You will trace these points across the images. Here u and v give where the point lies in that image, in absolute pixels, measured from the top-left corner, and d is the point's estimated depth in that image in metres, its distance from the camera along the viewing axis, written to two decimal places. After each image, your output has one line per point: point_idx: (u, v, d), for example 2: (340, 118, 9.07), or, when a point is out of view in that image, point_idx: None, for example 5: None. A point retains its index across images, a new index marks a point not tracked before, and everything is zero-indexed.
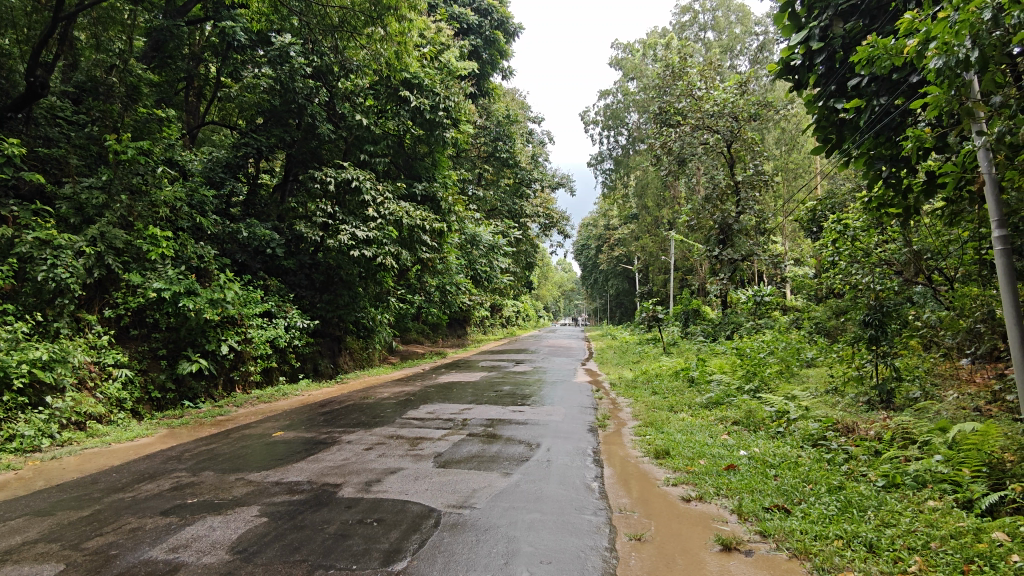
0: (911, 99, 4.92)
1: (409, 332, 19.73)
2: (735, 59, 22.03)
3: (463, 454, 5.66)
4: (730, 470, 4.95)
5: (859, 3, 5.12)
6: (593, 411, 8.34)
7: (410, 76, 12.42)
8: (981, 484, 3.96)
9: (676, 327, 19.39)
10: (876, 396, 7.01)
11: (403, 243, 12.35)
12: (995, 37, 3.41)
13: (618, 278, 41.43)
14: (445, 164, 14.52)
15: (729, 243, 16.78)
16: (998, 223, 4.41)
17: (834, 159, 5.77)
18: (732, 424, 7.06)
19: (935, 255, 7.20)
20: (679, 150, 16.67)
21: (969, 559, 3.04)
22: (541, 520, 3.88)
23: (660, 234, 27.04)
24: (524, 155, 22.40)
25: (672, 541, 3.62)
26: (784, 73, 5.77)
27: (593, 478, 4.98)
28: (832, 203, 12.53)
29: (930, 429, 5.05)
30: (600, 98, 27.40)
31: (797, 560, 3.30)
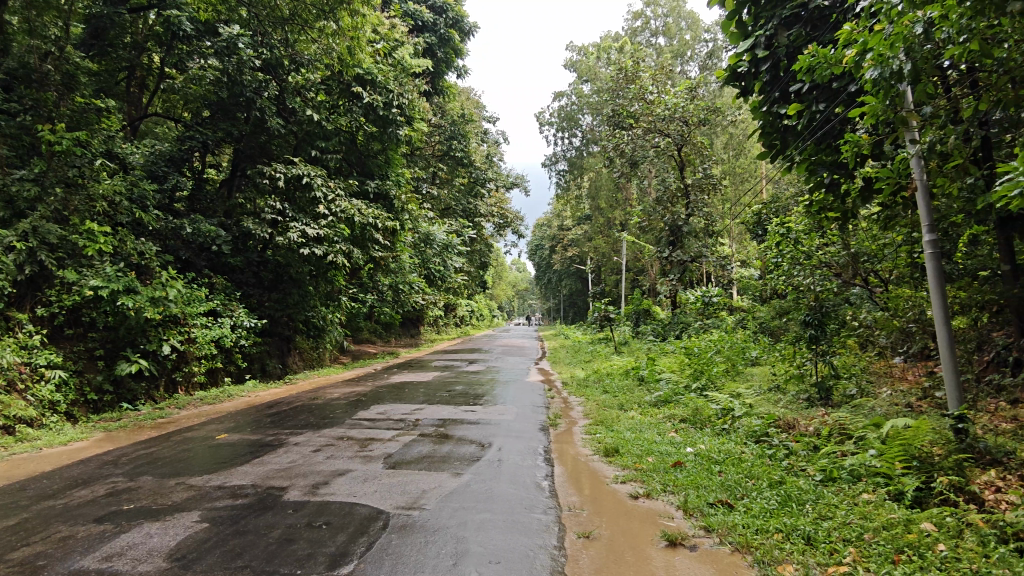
0: (849, 108, 5.19)
1: (360, 332, 19.47)
2: (685, 64, 22.43)
3: (413, 454, 5.63)
4: (677, 467, 5.05)
5: (801, 12, 5.27)
6: (545, 411, 8.35)
7: (363, 73, 12.28)
8: (911, 477, 4.15)
9: (627, 326, 19.68)
10: (816, 393, 7.31)
11: (354, 241, 12.18)
12: (926, 51, 3.56)
13: (571, 278, 41.35)
14: (399, 162, 14.37)
15: (679, 245, 17.11)
16: (929, 228, 4.65)
17: (778, 165, 5.97)
18: (680, 422, 7.19)
19: (870, 258, 7.52)
20: (631, 153, 16.96)
21: (899, 549, 3.19)
22: (490, 520, 3.88)
23: (612, 235, 27.48)
24: (477, 155, 22.32)
25: (620, 538, 3.68)
26: (731, 80, 5.97)
27: (543, 477, 5.01)
28: (775, 207, 12.94)
29: (864, 425, 5.24)
30: (555, 99, 27.57)
31: (739, 552, 3.40)
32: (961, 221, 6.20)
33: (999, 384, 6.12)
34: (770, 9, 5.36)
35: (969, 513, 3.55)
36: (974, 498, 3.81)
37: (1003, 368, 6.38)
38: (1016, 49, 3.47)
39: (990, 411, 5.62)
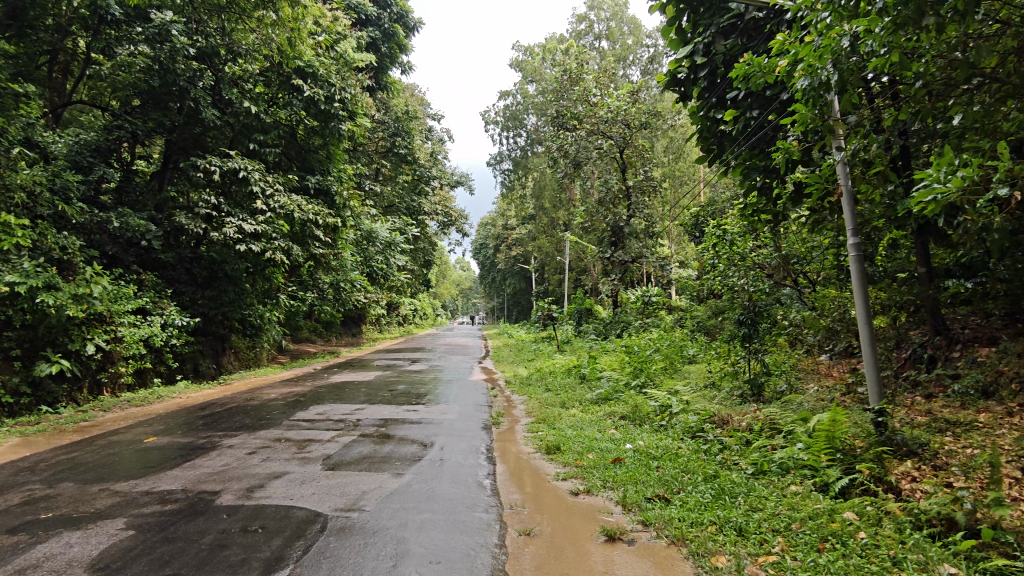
0: (781, 116, 5.43)
1: (300, 331, 19.01)
2: (627, 68, 22.84)
3: (352, 455, 5.54)
4: (616, 463, 5.15)
5: (738, 22, 5.48)
6: (488, 409, 8.36)
7: (304, 65, 12.04)
8: (835, 468, 4.36)
9: (569, 325, 19.87)
10: (749, 390, 7.49)
11: (294, 238, 11.89)
12: (852, 63, 3.70)
13: (515, 277, 41.46)
14: (341, 157, 14.07)
15: (620, 246, 17.44)
16: (853, 232, 4.88)
17: (715, 169, 6.16)
18: (619, 419, 7.33)
19: (800, 261, 8.11)
20: (575, 154, 17.16)
21: (823, 537, 3.35)
22: (431, 520, 3.85)
23: (556, 235, 27.74)
24: (421, 153, 22.11)
25: (560, 534, 3.72)
26: (671, 85, 6.12)
27: (485, 476, 5.01)
28: (712, 210, 13.36)
29: (793, 420, 5.46)
30: (501, 99, 27.62)
31: (675, 545, 3.49)
32: (882, 225, 6.56)
33: (914, 380, 6.50)
34: (708, 16, 5.49)
35: (887, 502, 3.77)
36: (891, 487, 4.05)
37: (918, 364, 6.78)
38: (931, 63, 3.69)
39: (907, 405, 5.96)
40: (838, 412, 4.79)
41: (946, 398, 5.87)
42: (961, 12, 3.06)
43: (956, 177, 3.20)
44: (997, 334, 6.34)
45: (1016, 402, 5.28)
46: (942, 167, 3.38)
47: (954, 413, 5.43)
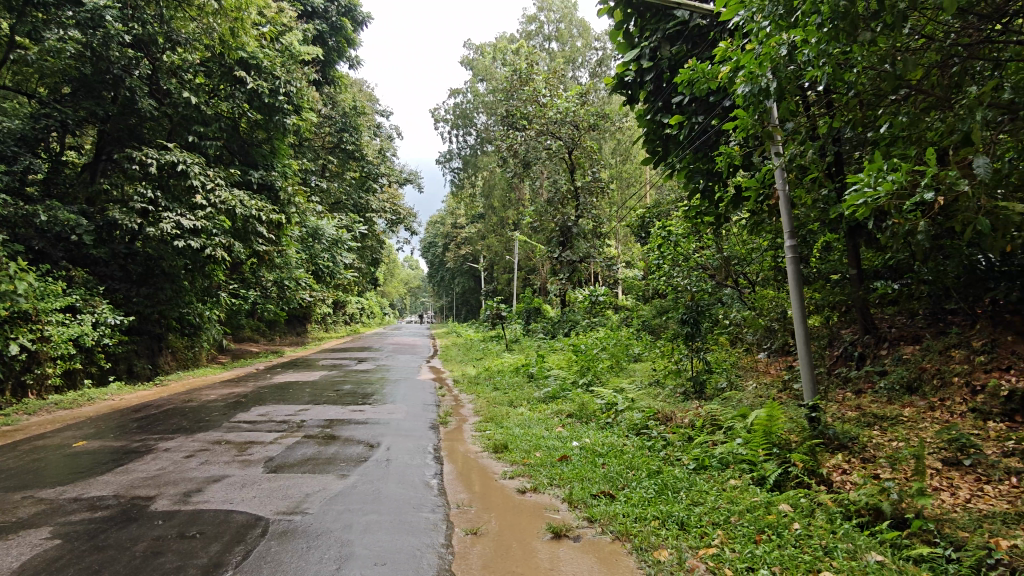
0: (723, 121, 5.59)
1: (242, 330, 18.47)
2: (576, 70, 23.06)
3: (296, 457, 5.42)
4: (563, 461, 5.20)
5: (683, 29, 5.60)
6: (435, 409, 8.31)
7: (247, 56, 11.69)
8: (771, 462, 4.52)
9: (518, 324, 19.93)
10: (691, 387, 7.65)
11: (236, 234, 11.57)
12: (790, 72, 3.84)
13: (465, 276, 41.26)
14: (286, 152, 13.73)
15: (568, 246, 17.63)
16: (790, 234, 5.05)
17: (660, 171, 6.29)
18: (567, 417, 7.40)
19: (740, 262, 8.28)
20: (524, 154, 17.26)
21: (760, 529, 3.47)
22: (377, 522, 3.81)
23: (505, 234, 27.82)
24: (370, 149, 21.79)
25: (507, 533, 3.73)
26: (619, 88, 6.21)
27: (431, 476, 4.99)
28: (658, 211, 13.65)
29: (733, 416, 5.62)
30: (451, 96, 27.49)
31: (619, 541, 3.55)
32: (816, 228, 6.86)
33: (846, 376, 6.81)
34: (655, 21, 5.64)
35: (820, 493, 3.93)
36: (823, 480, 4.23)
37: (849, 361, 7.11)
38: (862, 74, 3.87)
39: (839, 401, 6.24)
40: (775, 407, 4.97)
41: (874, 394, 6.17)
42: (891, 26, 3.21)
43: (885, 182, 3.37)
44: (921, 333, 6.70)
45: (938, 396, 5.60)
46: (872, 172, 3.55)
47: (882, 408, 5.72)
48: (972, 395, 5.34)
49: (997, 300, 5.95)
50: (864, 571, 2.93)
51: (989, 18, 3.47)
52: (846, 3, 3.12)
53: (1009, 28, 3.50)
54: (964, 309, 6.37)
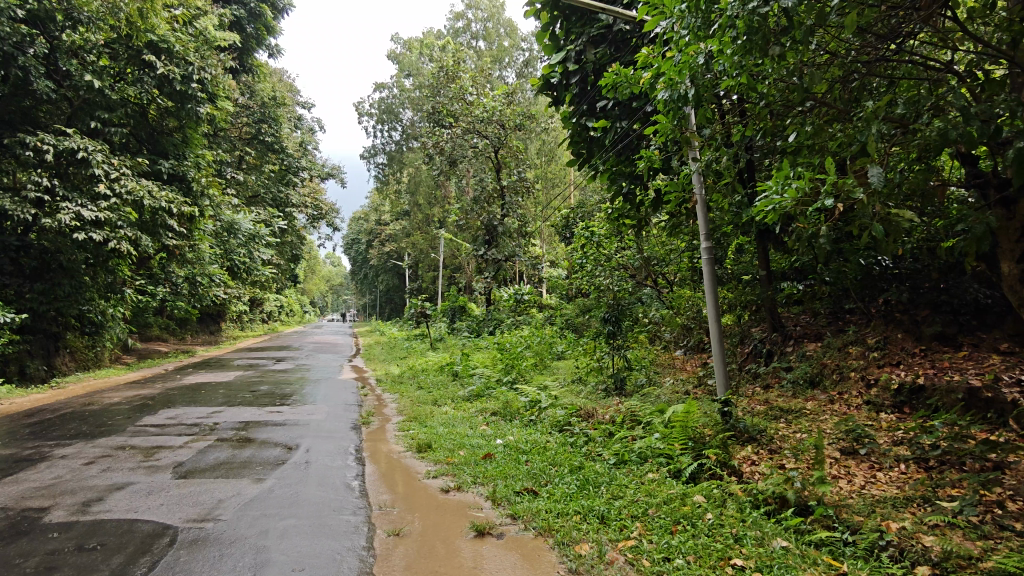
0: (644, 126, 5.77)
1: (149, 328, 17.44)
2: (503, 70, 23.09)
3: (207, 461, 5.17)
4: (487, 459, 5.21)
5: (607, 33, 5.70)
6: (357, 409, 8.15)
7: (157, 39, 11.04)
8: (687, 455, 4.70)
9: (442, 323, 19.78)
10: (612, 384, 7.85)
11: (143, 227, 10.95)
12: (707, 81, 3.98)
13: (388, 273, 40.58)
14: (200, 142, 13.06)
15: (494, 244, 17.65)
16: (706, 236, 5.25)
17: (584, 173, 6.41)
18: (490, 415, 7.43)
19: (659, 262, 8.60)
20: (450, 151, 17.23)
21: (676, 520, 3.60)
22: (295, 526, 3.70)
23: (430, 232, 27.59)
24: (290, 142, 21.05)
25: (432, 533, 3.70)
26: (545, 89, 6.27)
27: (353, 478, 4.88)
28: (581, 212, 13.90)
29: (651, 412, 5.82)
30: (376, 90, 26.94)
31: (542, 536, 3.59)
32: (730, 231, 7.19)
33: (755, 372, 7.18)
34: (580, 25, 5.72)
35: (731, 484, 4.12)
36: (734, 471, 4.45)
37: (758, 357, 7.51)
38: (773, 85, 4.08)
39: (749, 395, 6.56)
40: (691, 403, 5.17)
41: (780, 389, 6.54)
42: (799, 41, 3.39)
43: (791, 189, 3.59)
44: (822, 330, 7.15)
45: (836, 390, 5.99)
46: (780, 179, 3.78)
47: (788, 401, 6.06)
48: (866, 388, 5.75)
49: (889, 300, 6.42)
50: (771, 556, 3.10)
51: (885, 38, 3.73)
52: (760, 19, 3.30)
53: (902, 48, 3.78)
54: (860, 308, 6.84)
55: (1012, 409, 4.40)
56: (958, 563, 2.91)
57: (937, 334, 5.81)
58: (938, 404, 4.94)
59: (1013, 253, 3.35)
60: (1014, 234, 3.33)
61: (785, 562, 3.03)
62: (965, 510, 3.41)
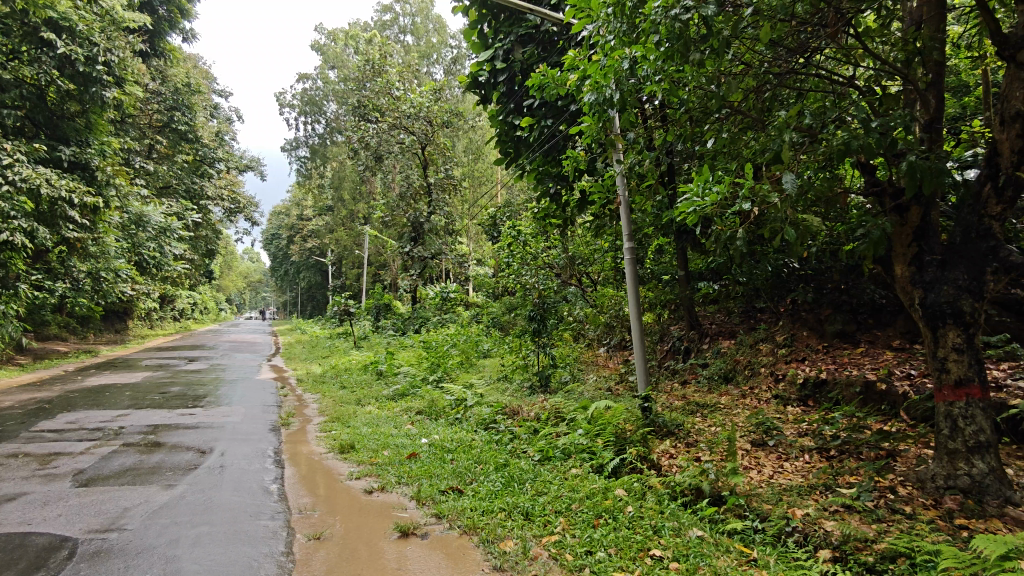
0: (571, 127, 5.83)
1: (46, 327, 16.19)
2: (430, 66, 22.84)
3: (112, 468, 4.87)
4: (412, 459, 5.16)
5: (534, 33, 5.74)
6: (276, 410, 7.88)
7: (57, 17, 10.29)
8: (609, 450, 4.82)
9: (367, 321, 19.37)
10: (537, 381, 7.94)
11: (40, 218, 10.23)
12: (630, 86, 4.08)
13: (310, 270, 39.29)
14: (104, 128, 12.26)
15: (420, 242, 17.35)
16: (629, 236, 5.37)
17: (511, 172, 6.47)
18: (415, 414, 7.36)
19: (584, 262, 8.82)
20: (376, 146, 17.14)
21: (598, 514, 3.68)
22: (209, 533, 3.54)
23: (354, 228, 26.99)
24: (205, 131, 20.07)
25: (354, 535, 3.63)
26: (473, 87, 6.26)
27: (271, 481, 4.72)
28: (509, 211, 13.94)
29: (575, 408, 5.93)
30: (298, 81, 26.08)
31: (466, 535, 3.59)
32: (651, 232, 7.40)
33: (674, 368, 7.48)
34: (508, 25, 5.76)
35: (650, 477, 4.26)
36: (654, 464, 4.61)
37: (676, 355, 7.83)
38: (692, 93, 4.26)
39: (668, 391, 6.82)
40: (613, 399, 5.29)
41: (697, 384, 6.83)
42: (717, 51, 3.53)
43: (710, 193, 3.75)
44: (736, 328, 7.51)
45: (748, 385, 6.32)
46: (699, 182, 3.95)
47: (704, 396, 6.33)
48: (775, 382, 6.09)
49: (796, 300, 6.80)
50: (687, 545, 3.22)
51: (795, 52, 3.94)
52: (681, 25, 3.37)
53: (810, 62, 3.99)
54: (770, 307, 7.21)
55: (903, 401, 4.75)
56: (855, 546, 3.13)
57: (838, 332, 6.22)
58: (839, 397, 5.29)
59: (905, 256, 3.63)
60: (907, 239, 3.62)
61: (700, 551, 3.16)
62: (862, 495, 3.66)
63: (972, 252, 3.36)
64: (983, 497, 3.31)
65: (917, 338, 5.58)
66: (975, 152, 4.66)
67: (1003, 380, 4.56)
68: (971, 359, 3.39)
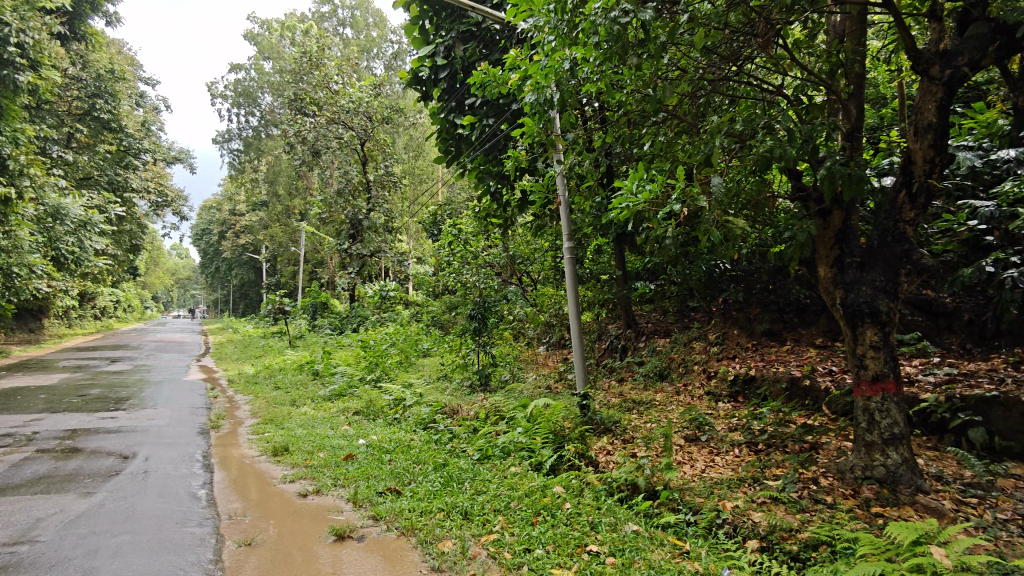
0: (512, 126, 5.83)
1: None
2: (370, 60, 22.42)
3: (23, 476, 4.56)
4: (348, 460, 5.06)
5: (476, 31, 5.73)
6: (206, 412, 7.58)
7: None
8: (548, 448, 4.87)
9: (303, 320, 18.89)
10: (476, 380, 7.95)
11: None
12: (571, 86, 4.10)
13: (243, 267, 37.97)
14: (17, 115, 11.49)
15: (358, 239, 17.00)
16: (569, 235, 5.42)
17: (452, 170, 6.41)
18: (353, 414, 7.24)
19: (524, 261, 8.86)
20: (313, 141, 16.75)
21: (536, 511, 3.71)
22: (130, 543, 3.36)
23: (290, 224, 26.28)
24: (131, 120, 19.10)
25: (288, 540, 3.53)
26: (413, 83, 6.14)
27: (199, 487, 4.53)
28: (449, 209, 13.85)
29: (515, 407, 5.95)
30: (231, 71, 25.16)
31: (405, 536, 3.55)
32: (590, 233, 7.49)
33: (611, 366, 7.63)
34: (449, 21, 5.72)
35: (588, 474, 4.33)
36: (592, 461, 4.69)
37: (614, 353, 7.99)
38: (630, 95, 4.36)
39: (606, 388, 6.95)
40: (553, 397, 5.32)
41: (633, 381, 6.98)
42: (654, 55, 3.60)
43: (645, 193, 3.85)
44: (671, 327, 7.73)
45: (682, 381, 6.51)
46: (635, 182, 4.04)
47: (640, 393, 6.48)
48: (707, 379, 6.29)
49: (727, 300, 7.05)
50: (623, 540, 3.28)
51: (727, 59, 4.06)
52: (619, 28, 3.43)
53: (742, 70, 4.13)
54: (703, 307, 7.45)
55: (825, 396, 4.99)
56: (781, 535, 3.26)
57: (766, 331, 6.48)
58: (766, 392, 5.51)
59: (828, 258, 3.82)
60: (829, 241, 3.81)
61: (635, 545, 3.22)
62: (788, 487, 3.83)
63: (888, 254, 3.56)
64: (897, 486, 3.51)
65: (838, 336, 5.88)
66: (889, 161, 5.11)
67: (914, 375, 4.85)
68: (886, 356, 3.59)
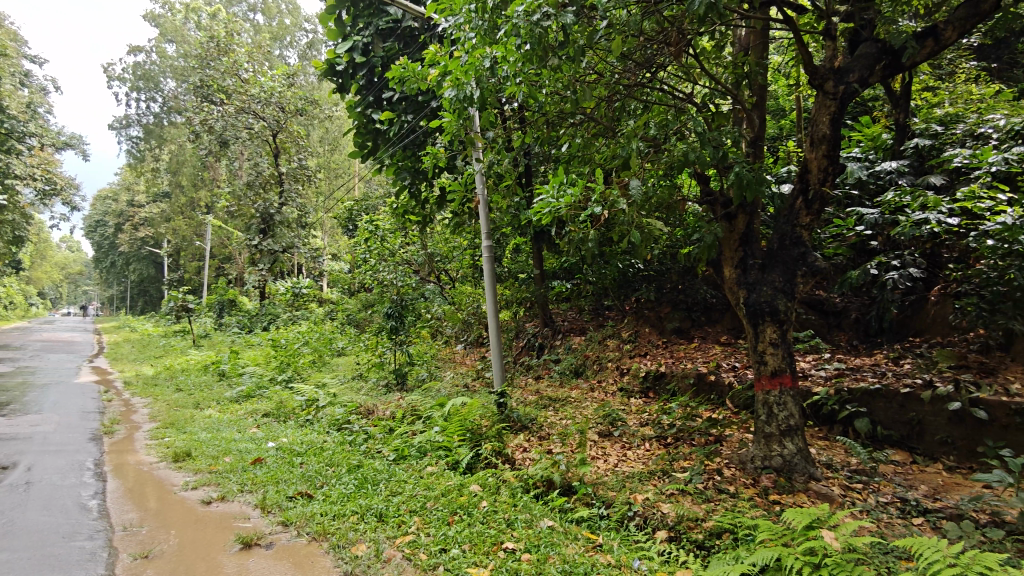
0: (431, 123, 5.81)
1: None
2: (283, 49, 21.57)
3: None
4: (256, 464, 4.86)
5: (395, 28, 5.73)
6: (99, 416, 7.08)
7: None
8: (464, 447, 4.86)
9: (208, 318, 17.97)
10: (393, 380, 7.83)
11: None
12: (490, 85, 4.10)
13: (141, 262, 35.67)
14: None
15: (269, 234, 16.31)
16: (488, 233, 5.40)
17: (367, 165, 6.28)
18: (262, 416, 6.96)
19: (442, 259, 8.86)
20: (220, 130, 15.90)
21: (452, 511, 3.69)
22: (8, 561, 3.09)
23: (195, 217, 24.98)
24: (13, 101, 17.53)
25: (190, 550, 3.35)
26: (328, 74, 5.91)
27: (90, 497, 4.22)
28: (366, 205, 13.59)
29: (431, 407, 5.91)
30: (129, 53, 23.51)
31: (315, 541, 3.44)
32: (509, 232, 7.52)
33: (528, 364, 7.71)
34: (367, 14, 5.62)
35: (504, 472, 4.34)
36: (508, 458, 4.72)
37: (531, 351, 8.08)
38: (549, 96, 4.41)
39: (523, 385, 7.02)
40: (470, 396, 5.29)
41: (550, 379, 7.10)
42: (573, 57, 3.67)
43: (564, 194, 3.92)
44: (586, 325, 7.91)
45: (596, 378, 6.66)
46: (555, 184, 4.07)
47: (555, 390, 6.58)
48: (620, 376, 6.47)
49: (639, 299, 7.29)
50: (538, 536, 3.32)
51: (641, 65, 4.22)
52: (540, 31, 3.45)
53: (654, 76, 4.30)
54: (617, 305, 7.66)
55: (728, 391, 5.25)
56: (687, 525, 3.41)
57: (676, 328, 6.75)
58: (675, 388, 5.74)
59: (733, 259, 4.01)
60: (734, 244, 4.00)
61: (549, 540, 3.27)
62: (694, 478, 4.00)
63: (785, 257, 3.79)
64: (793, 474, 3.75)
65: (740, 334, 6.20)
66: (787, 169, 5.37)
67: (808, 370, 5.18)
68: (784, 352, 3.82)
